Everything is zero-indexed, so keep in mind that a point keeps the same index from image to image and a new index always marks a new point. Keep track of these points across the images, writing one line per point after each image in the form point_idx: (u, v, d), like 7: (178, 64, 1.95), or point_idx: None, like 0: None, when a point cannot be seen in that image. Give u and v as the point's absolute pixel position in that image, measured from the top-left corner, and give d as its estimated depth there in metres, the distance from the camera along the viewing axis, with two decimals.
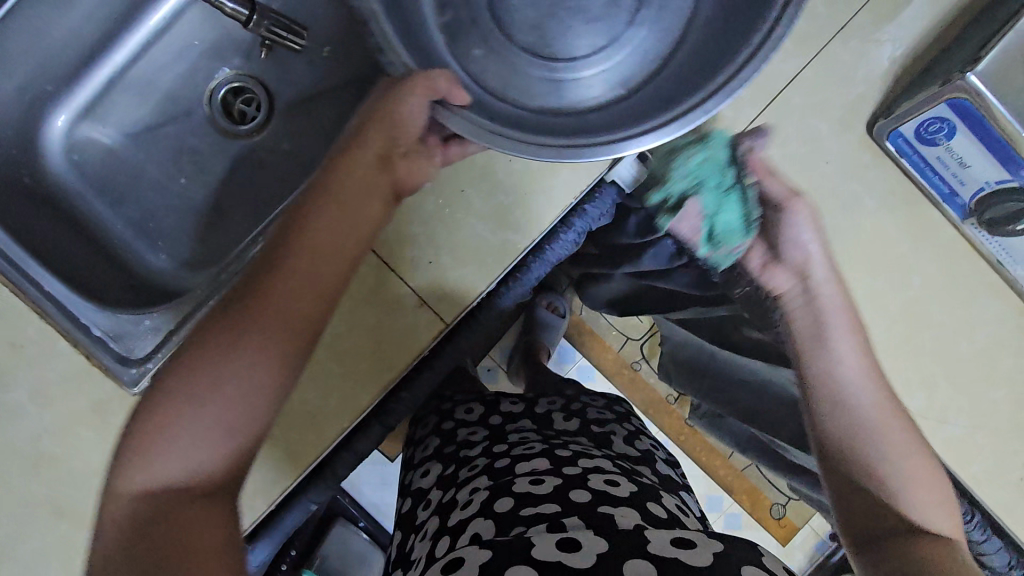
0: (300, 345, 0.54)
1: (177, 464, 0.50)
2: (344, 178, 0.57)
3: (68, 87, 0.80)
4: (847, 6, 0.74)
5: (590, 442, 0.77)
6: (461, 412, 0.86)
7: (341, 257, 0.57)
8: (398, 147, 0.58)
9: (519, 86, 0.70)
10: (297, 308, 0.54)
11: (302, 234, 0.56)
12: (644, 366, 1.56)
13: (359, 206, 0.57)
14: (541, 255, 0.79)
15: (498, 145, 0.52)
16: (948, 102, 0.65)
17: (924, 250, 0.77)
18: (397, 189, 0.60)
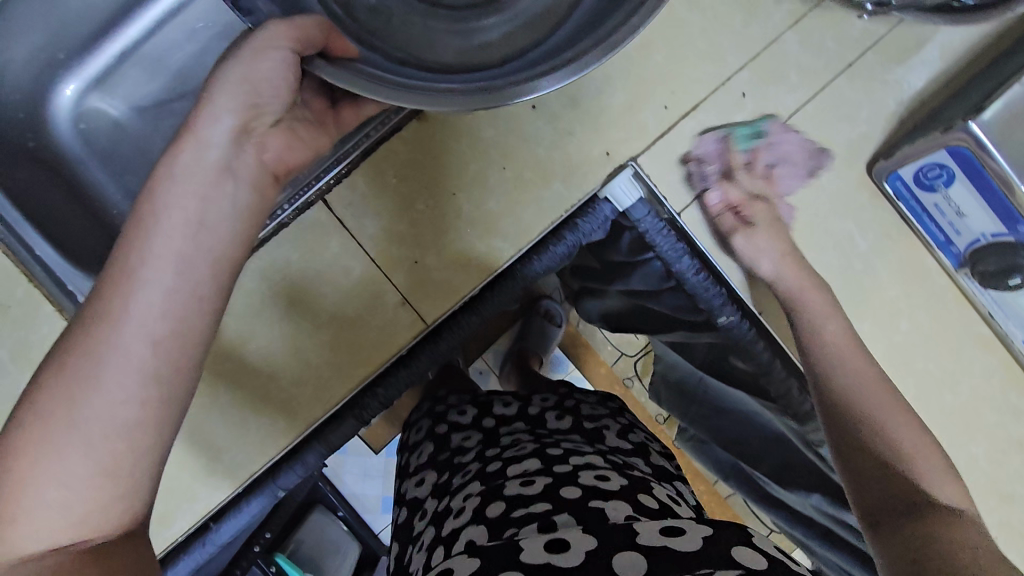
0: (183, 356, 0.45)
1: (55, 530, 0.41)
2: (186, 158, 0.48)
3: (80, 56, 0.81)
4: (856, 45, 0.74)
5: (581, 438, 0.77)
6: (453, 415, 0.86)
7: (217, 252, 0.48)
8: (252, 121, 0.50)
9: (419, 42, 0.62)
10: (165, 319, 0.44)
11: (155, 235, 0.46)
12: (636, 383, 1.59)
13: (217, 190, 0.48)
14: (529, 264, 0.76)
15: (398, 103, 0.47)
16: (949, 148, 0.64)
17: (916, 295, 0.76)
18: (272, 171, 0.52)
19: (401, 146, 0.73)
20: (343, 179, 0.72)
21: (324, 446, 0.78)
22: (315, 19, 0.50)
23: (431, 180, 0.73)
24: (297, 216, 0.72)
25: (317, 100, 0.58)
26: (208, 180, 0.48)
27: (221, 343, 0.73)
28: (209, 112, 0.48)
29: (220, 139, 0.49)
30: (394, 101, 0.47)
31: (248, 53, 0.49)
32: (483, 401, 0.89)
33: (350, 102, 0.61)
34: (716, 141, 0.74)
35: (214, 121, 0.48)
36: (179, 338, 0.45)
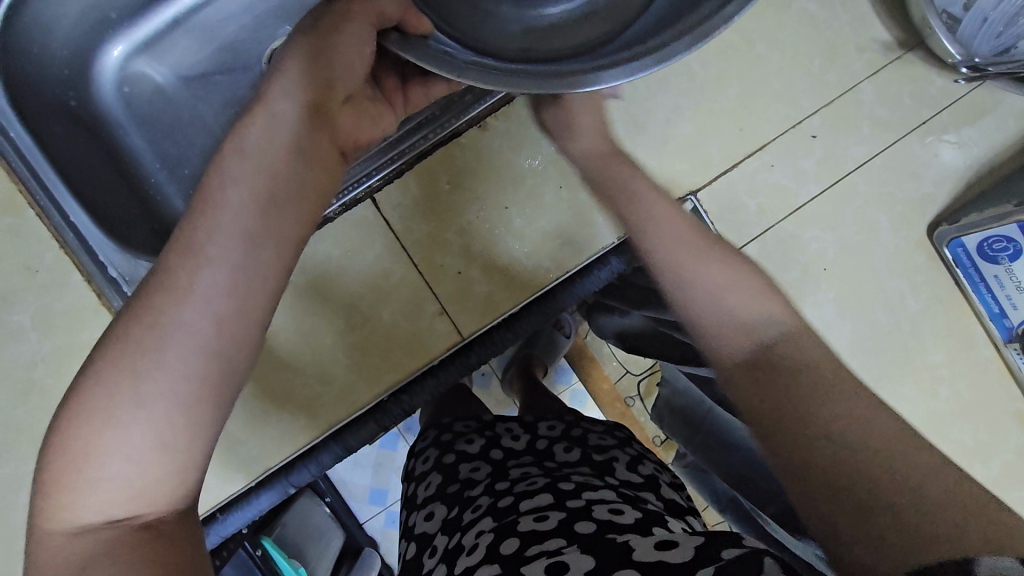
0: (242, 335, 0.44)
1: (112, 505, 0.41)
2: (255, 133, 0.45)
3: (132, 18, 0.78)
4: (933, 102, 0.72)
5: (591, 470, 0.74)
6: (461, 444, 0.84)
7: (282, 233, 0.45)
8: (327, 99, 0.48)
9: (478, 18, 0.56)
10: (226, 296, 0.43)
11: (223, 210, 0.44)
12: (637, 403, 1.55)
13: (285, 168, 0.45)
14: (571, 287, 0.74)
15: (467, 83, 0.43)
16: (1019, 223, 0.65)
17: (957, 364, 0.75)
18: (340, 150, 0.50)
19: (458, 152, 0.71)
20: (395, 179, 0.71)
21: (340, 447, 0.75)
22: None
23: (484, 190, 0.71)
24: (342, 212, 0.71)
25: (389, 77, 0.57)
26: (277, 161, 0.45)
27: None
28: (282, 90, 0.47)
29: (289, 115, 0.46)
30: (462, 79, 0.43)
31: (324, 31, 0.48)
32: (491, 432, 0.87)
33: (420, 81, 0.59)
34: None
35: (286, 98, 0.46)
36: (238, 318, 0.43)
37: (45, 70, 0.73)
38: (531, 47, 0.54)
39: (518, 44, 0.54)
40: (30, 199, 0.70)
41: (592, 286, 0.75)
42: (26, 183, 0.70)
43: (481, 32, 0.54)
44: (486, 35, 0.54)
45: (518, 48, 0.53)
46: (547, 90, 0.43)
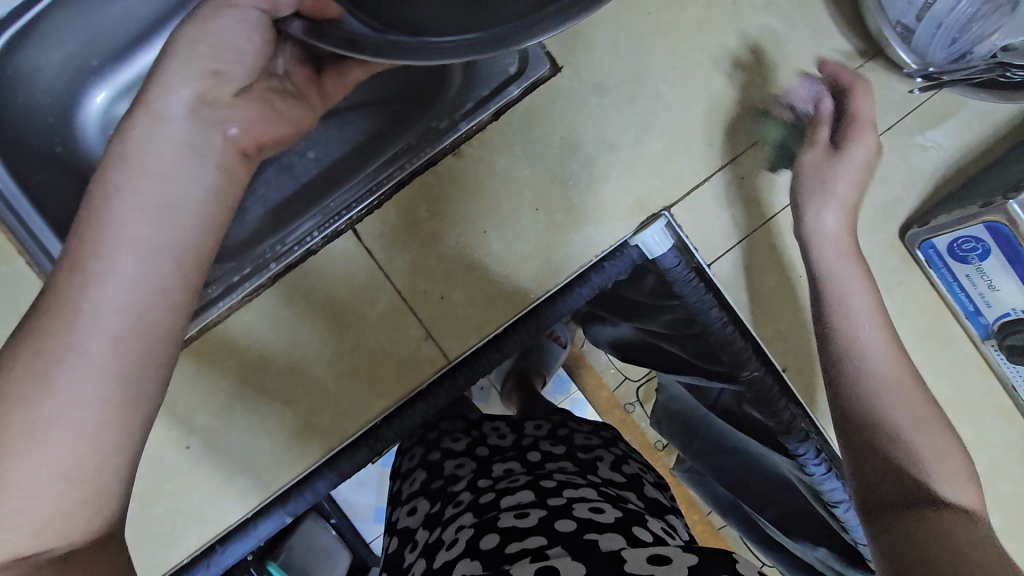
0: (149, 351, 0.45)
1: (14, 543, 0.40)
2: (137, 131, 0.47)
3: (113, 63, 0.80)
4: (896, 108, 0.73)
5: (573, 468, 0.75)
6: (447, 441, 0.85)
7: (183, 246, 0.46)
8: (212, 90, 0.48)
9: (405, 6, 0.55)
10: (124, 315, 0.44)
11: (118, 222, 0.44)
12: (637, 409, 1.59)
13: (179, 169, 0.47)
14: (554, 306, 0.76)
15: (398, 61, 0.44)
16: (986, 223, 0.64)
17: (938, 362, 0.76)
18: (240, 148, 0.50)
19: (434, 180, 0.72)
20: (376, 209, 0.73)
21: (335, 474, 0.76)
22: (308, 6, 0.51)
23: (463, 216, 0.73)
24: (326, 244, 0.73)
25: (301, 71, 0.57)
26: (169, 163, 0.46)
27: (243, 368, 0.73)
28: (166, 85, 0.47)
29: (175, 110, 0.47)
30: (397, 60, 0.44)
31: (200, 19, 0.49)
32: (478, 431, 0.88)
33: (334, 72, 0.60)
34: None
35: (171, 94, 0.47)
36: (141, 336, 0.44)
37: (31, 119, 0.75)
38: (466, 14, 0.53)
39: (452, 13, 0.53)
40: (18, 245, 0.71)
41: (574, 303, 0.76)
42: (13, 230, 0.71)
43: (413, 14, 0.54)
44: (418, 15, 0.54)
45: (454, 19, 0.52)
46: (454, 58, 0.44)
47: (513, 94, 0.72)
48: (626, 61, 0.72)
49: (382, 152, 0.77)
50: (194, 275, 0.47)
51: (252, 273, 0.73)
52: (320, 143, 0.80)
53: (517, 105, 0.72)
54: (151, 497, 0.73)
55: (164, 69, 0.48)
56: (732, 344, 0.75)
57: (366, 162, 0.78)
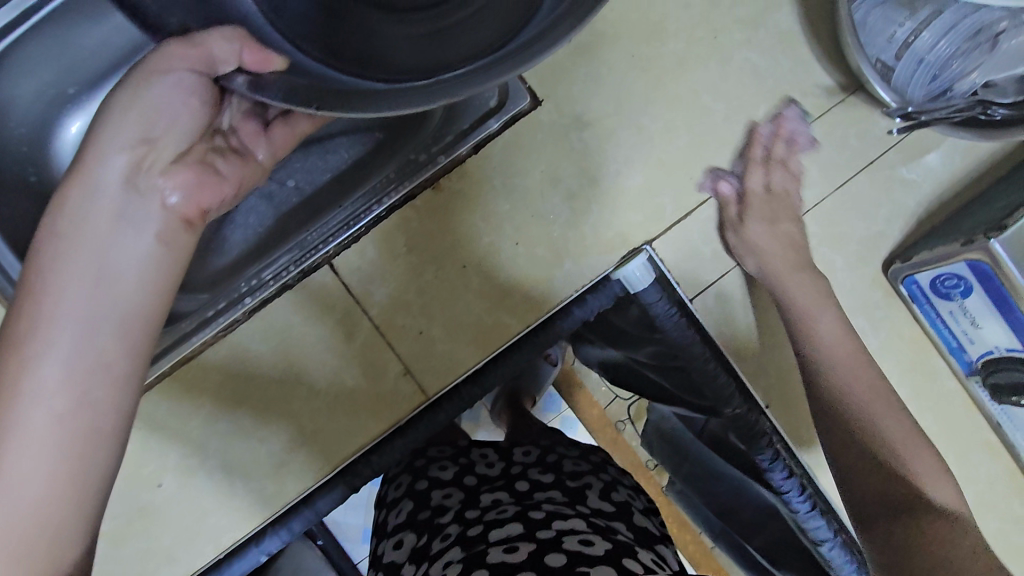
0: (100, 424, 0.44)
1: None
2: (72, 203, 0.46)
3: (90, 91, 0.78)
4: (878, 142, 0.73)
5: (562, 498, 0.73)
6: (434, 470, 0.83)
7: (126, 314, 0.46)
8: (147, 157, 0.49)
9: (363, 48, 0.53)
10: (67, 392, 0.43)
11: (55, 299, 0.44)
12: (628, 427, 1.54)
13: (115, 237, 0.47)
14: (536, 339, 0.75)
15: (323, 113, 0.40)
16: (968, 261, 0.64)
17: (923, 397, 0.75)
18: (181, 216, 0.50)
19: (413, 215, 0.71)
20: (352, 244, 0.72)
21: (312, 512, 0.75)
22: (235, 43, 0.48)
23: (442, 251, 0.72)
24: (302, 278, 0.71)
25: (248, 123, 0.59)
26: (104, 235, 0.47)
27: (217, 405, 0.72)
28: (100, 156, 0.47)
29: (112, 180, 0.47)
30: (335, 111, 0.40)
31: (132, 85, 0.48)
32: (466, 458, 0.86)
33: (282, 121, 0.61)
34: (228, 37, 0.48)
35: (105, 165, 0.47)
36: (90, 410, 0.44)
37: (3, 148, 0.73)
38: (428, 56, 0.50)
39: (413, 54, 0.51)
40: None
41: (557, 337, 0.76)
42: None
43: (372, 53, 0.52)
44: (377, 56, 0.52)
45: (414, 64, 0.50)
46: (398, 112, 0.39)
47: (492, 128, 0.71)
48: (607, 95, 0.71)
49: (361, 184, 0.76)
50: (143, 341, 0.47)
51: (226, 307, 0.72)
52: (302, 172, 0.79)
53: (496, 139, 0.71)
54: (120, 537, 0.71)
55: (108, 125, 0.48)
56: (714, 381, 0.75)
57: (346, 193, 0.77)
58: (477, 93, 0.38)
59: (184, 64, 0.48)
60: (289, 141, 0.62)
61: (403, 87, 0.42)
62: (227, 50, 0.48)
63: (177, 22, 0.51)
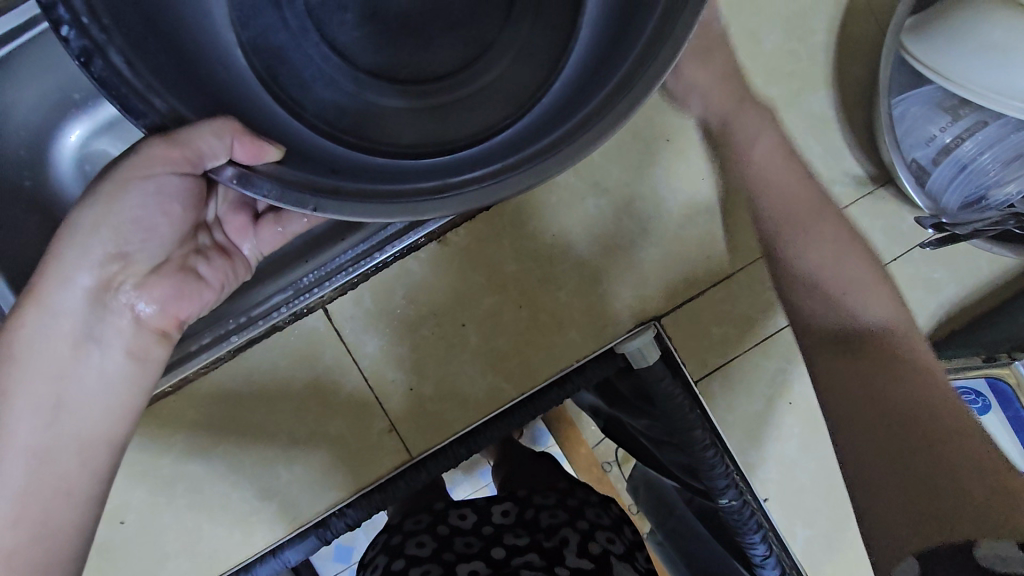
0: (54, 555, 0.46)
1: None
2: (28, 331, 0.46)
3: (96, 99, 0.71)
4: (906, 239, 0.70)
5: (539, 562, 0.65)
6: (410, 546, 0.71)
7: (85, 434, 0.47)
8: (117, 274, 0.47)
9: (367, 114, 0.50)
10: (20, 528, 0.44)
11: (6, 430, 0.44)
12: (614, 470, 1.37)
13: (76, 364, 0.47)
14: (532, 408, 0.71)
15: (329, 216, 0.35)
16: (989, 378, 0.69)
17: None
18: (155, 328, 0.51)
19: (416, 267, 0.68)
20: (350, 290, 0.68)
21: (279, 563, 0.71)
22: (218, 130, 0.40)
23: (442, 307, 0.69)
24: (293, 321, 0.68)
25: (235, 218, 0.56)
26: (64, 360, 0.47)
27: (191, 444, 0.69)
28: (62, 276, 0.46)
29: (74, 302, 0.46)
30: (337, 216, 0.35)
31: (101, 195, 0.45)
32: (446, 528, 0.73)
33: (273, 220, 0.57)
34: (219, 132, 0.40)
35: (68, 287, 0.46)
36: (44, 542, 0.45)
37: None
38: (431, 135, 0.49)
39: (418, 132, 0.49)
40: None
41: (554, 404, 0.71)
42: None
43: (374, 128, 0.49)
44: (381, 124, 0.50)
45: (415, 141, 0.48)
46: (410, 214, 0.36)
47: None
48: (629, 162, 0.68)
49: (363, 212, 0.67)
50: (99, 462, 0.48)
51: (206, 342, 0.65)
52: None
53: (510, 199, 0.68)
54: None
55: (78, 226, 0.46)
56: (712, 469, 0.70)
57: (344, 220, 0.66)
58: (497, 202, 0.35)
59: (165, 165, 0.44)
60: (279, 234, 0.58)
61: (415, 185, 0.38)
62: (216, 147, 0.40)
63: (167, 104, 0.38)
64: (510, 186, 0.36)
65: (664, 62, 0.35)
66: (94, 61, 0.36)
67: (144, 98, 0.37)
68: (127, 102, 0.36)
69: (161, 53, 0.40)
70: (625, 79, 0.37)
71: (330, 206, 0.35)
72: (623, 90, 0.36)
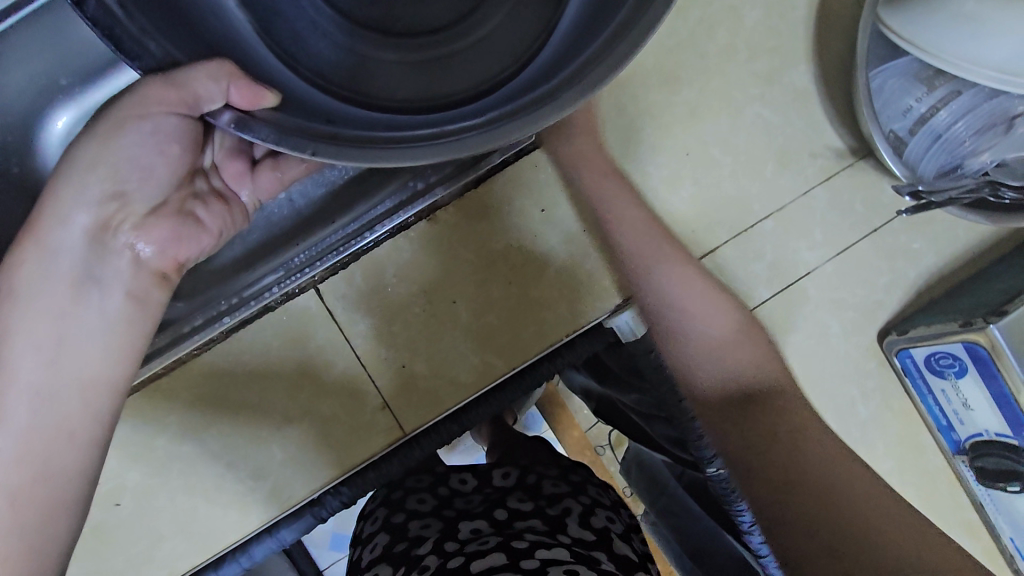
0: (57, 495, 0.46)
1: None
2: (29, 267, 0.48)
3: (82, 85, 0.71)
4: (884, 211, 0.72)
5: (542, 527, 0.65)
6: (411, 501, 0.73)
7: (87, 374, 0.48)
8: (115, 215, 0.50)
9: (362, 73, 0.51)
10: (24, 466, 0.45)
11: (10, 364, 0.45)
12: (608, 452, 1.36)
13: (77, 304, 0.48)
14: (522, 377, 0.72)
15: (326, 161, 0.37)
16: (964, 343, 0.63)
17: (907, 468, 0.76)
18: (154, 269, 0.52)
19: (406, 245, 0.69)
20: (340, 270, 0.69)
21: (275, 541, 0.73)
22: (206, 69, 0.42)
23: (433, 285, 0.70)
24: (285, 302, 0.69)
25: (233, 163, 0.59)
26: (65, 299, 0.48)
27: (183, 427, 0.69)
28: (58, 216, 0.48)
29: (73, 239, 0.49)
30: (334, 159, 0.37)
31: (99, 135, 0.49)
32: (446, 489, 0.76)
33: (272, 166, 0.61)
34: (214, 75, 0.42)
35: (66, 226, 0.48)
36: (48, 484, 0.45)
37: None
38: (425, 91, 0.50)
39: (411, 89, 0.50)
40: None
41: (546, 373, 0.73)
42: None
43: (369, 85, 0.50)
44: (374, 81, 0.51)
45: (409, 97, 0.49)
46: (409, 159, 0.37)
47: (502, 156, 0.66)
48: (614, 136, 0.69)
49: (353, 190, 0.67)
50: (104, 404, 0.48)
51: (199, 326, 0.65)
52: None
53: (497, 174, 0.69)
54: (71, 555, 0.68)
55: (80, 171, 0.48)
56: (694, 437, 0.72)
57: (337, 202, 0.67)
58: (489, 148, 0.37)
59: (161, 106, 0.47)
60: (276, 183, 0.62)
61: (409, 133, 0.39)
62: (212, 90, 0.42)
63: (163, 49, 0.40)
64: (505, 134, 0.37)
65: (650, 20, 0.37)
66: (87, 1, 0.37)
67: (138, 41, 0.39)
68: (123, 44, 0.38)
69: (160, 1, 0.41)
70: (612, 37, 0.38)
71: (328, 149, 0.37)
72: (613, 45, 0.38)
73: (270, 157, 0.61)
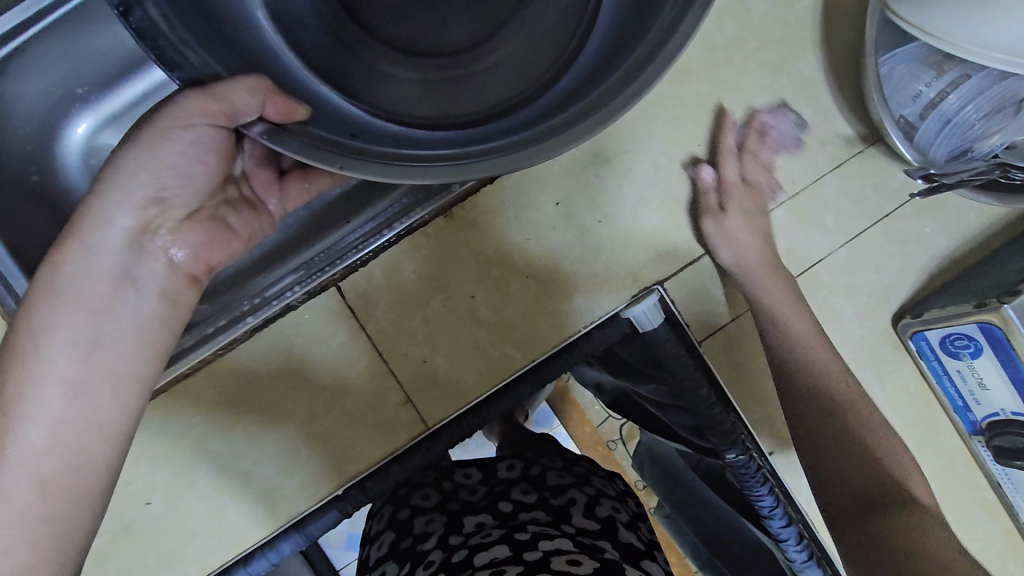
0: (85, 483, 0.48)
1: None
2: (72, 268, 0.49)
3: (101, 92, 0.72)
4: (895, 196, 0.73)
5: (546, 518, 0.66)
6: (416, 496, 0.73)
7: (118, 369, 0.49)
8: (155, 218, 0.51)
9: (379, 88, 0.52)
10: (53, 456, 0.46)
11: (44, 358, 0.47)
12: (619, 448, 1.35)
13: (115, 304, 0.49)
14: (538, 373, 0.73)
15: (353, 175, 0.38)
16: (978, 323, 0.64)
17: (923, 449, 0.77)
18: (187, 272, 0.53)
19: (425, 242, 0.70)
20: (360, 267, 0.70)
21: (301, 536, 0.73)
22: (247, 83, 0.42)
23: (451, 281, 0.71)
24: (307, 299, 0.70)
25: (261, 173, 0.60)
26: (104, 297, 0.49)
27: (210, 425, 0.70)
28: (100, 218, 0.49)
29: (113, 242, 0.49)
30: (361, 175, 0.38)
31: (141, 142, 0.49)
32: (450, 483, 0.76)
33: (300, 176, 0.62)
34: (251, 89, 0.42)
35: (107, 228, 0.49)
36: (74, 472, 0.47)
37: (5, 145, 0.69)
38: (440, 108, 0.51)
39: (426, 104, 0.51)
40: None
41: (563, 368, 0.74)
42: None
43: (385, 99, 0.51)
44: (387, 94, 0.52)
45: (424, 112, 0.51)
46: (434, 176, 0.38)
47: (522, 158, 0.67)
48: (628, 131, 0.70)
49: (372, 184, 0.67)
50: (131, 401, 0.50)
51: (225, 326, 0.67)
52: None
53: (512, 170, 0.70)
54: (103, 553, 0.70)
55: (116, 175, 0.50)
56: (719, 428, 0.74)
57: (358, 201, 0.68)
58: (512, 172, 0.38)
59: (202, 117, 0.47)
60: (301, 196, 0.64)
61: (434, 152, 0.40)
62: (250, 103, 0.42)
63: (201, 58, 0.42)
64: (528, 159, 0.38)
65: (684, 34, 0.38)
66: (132, 11, 0.39)
67: (179, 51, 0.41)
68: (165, 52, 0.40)
69: (195, 10, 0.43)
70: (643, 59, 0.40)
71: (358, 167, 0.38)
72: (640, 68, 0.39)
73: (297, 167, 0.62)
